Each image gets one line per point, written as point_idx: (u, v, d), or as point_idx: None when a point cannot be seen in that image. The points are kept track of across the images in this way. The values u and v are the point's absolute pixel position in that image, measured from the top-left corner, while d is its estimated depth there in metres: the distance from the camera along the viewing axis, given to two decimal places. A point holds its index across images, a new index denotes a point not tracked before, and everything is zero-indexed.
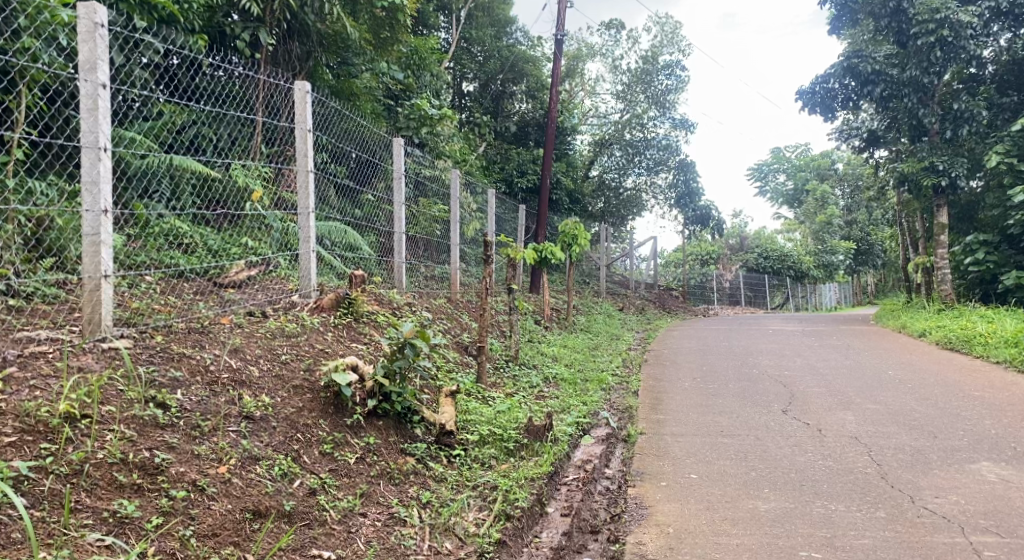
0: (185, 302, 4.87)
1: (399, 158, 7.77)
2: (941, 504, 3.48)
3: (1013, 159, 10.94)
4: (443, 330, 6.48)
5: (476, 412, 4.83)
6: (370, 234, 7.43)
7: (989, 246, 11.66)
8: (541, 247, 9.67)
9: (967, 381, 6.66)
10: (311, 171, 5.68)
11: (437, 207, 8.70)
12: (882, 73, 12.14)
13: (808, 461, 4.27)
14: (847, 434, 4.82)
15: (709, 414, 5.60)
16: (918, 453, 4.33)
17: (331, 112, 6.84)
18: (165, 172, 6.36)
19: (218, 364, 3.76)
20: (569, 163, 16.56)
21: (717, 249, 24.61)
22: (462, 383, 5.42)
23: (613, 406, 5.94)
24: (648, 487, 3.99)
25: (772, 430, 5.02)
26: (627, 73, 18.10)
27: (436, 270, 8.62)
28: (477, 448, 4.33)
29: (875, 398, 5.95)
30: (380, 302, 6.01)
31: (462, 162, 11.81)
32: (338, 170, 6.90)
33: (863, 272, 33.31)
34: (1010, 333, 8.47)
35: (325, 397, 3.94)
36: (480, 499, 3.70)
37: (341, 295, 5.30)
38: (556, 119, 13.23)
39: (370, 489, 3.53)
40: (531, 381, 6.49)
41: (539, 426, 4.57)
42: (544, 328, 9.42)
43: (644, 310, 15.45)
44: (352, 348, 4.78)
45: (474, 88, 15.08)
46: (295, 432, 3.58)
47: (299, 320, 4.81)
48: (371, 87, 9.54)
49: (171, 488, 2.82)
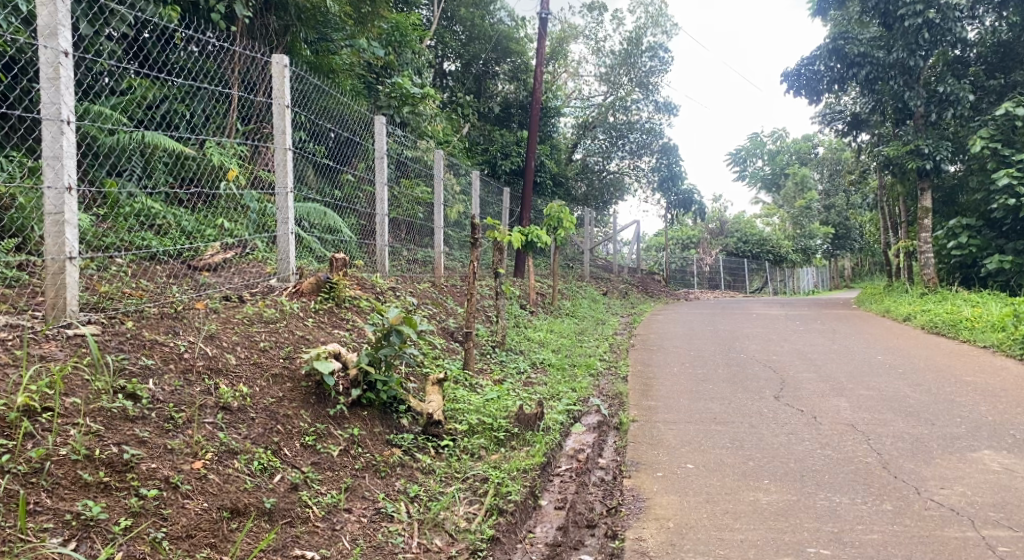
0: (157, 285, 4.65)
1: (381, 138, 7.55)
2: (947, 496, 3.38)
3: (998, 143, 10.91)
4: (428, 315, 6.30)
5: (463, 401, 4.67)
6: (351, 216, 7.22)
7: (972, 230, 11.66)
8: (526, 230, 9.49)
9: (957, 366, 6.61)
10: (291, 150, 5.45)
11: (420, 189, 8.48)
12: (868, 55, 12.02)
13: (806, 450, 4.16)
14: (843, 421, 4.73)
15: (700, 400, 5.48)
16: (917, 441, 4.24)
17: (310, 88, 6.61)
18: (136, 149, 6.09)
19: (193, 351, 3.55)
20: (552, 146, 16.37)
21: (697, 233, 24.57)
22: (449, 369, 5.26)
23: (603, 394, 5.81)
24: (644, 477, 3.85)
25: (766, 417, 4.92)
26: (611, 55, 17.87)
27: (420, 254, 8.43)
28: (466, 438, 4.18)
29: (867, 384, 5.87)
30: (363, 286, 5.81)
31: (445, 143, 11.58)
32: (317, 149, 6.67)
33: (841, 257, 33.53)
34: (995, 317, 8.44)
35: (306, 386, 3.76)
36: (471, 492, 3.55)
37: (322, 279, 5.08)
38: (539, 100, 12.99)
39: (355, 483, 3.37)
40: (518, 367, 6.35)
41: (529, 414, 4.43)
42: (529, 313, 9.27)
43: (627, 294, 15.38)
44: (335, 335, 4.58)
45: (456, 68, 14.80)
46: (275, 424, 3.41)
47: (278, 305, 4.61)
48: (351, 64, 9.28)
49: (141, 486, 2.63)
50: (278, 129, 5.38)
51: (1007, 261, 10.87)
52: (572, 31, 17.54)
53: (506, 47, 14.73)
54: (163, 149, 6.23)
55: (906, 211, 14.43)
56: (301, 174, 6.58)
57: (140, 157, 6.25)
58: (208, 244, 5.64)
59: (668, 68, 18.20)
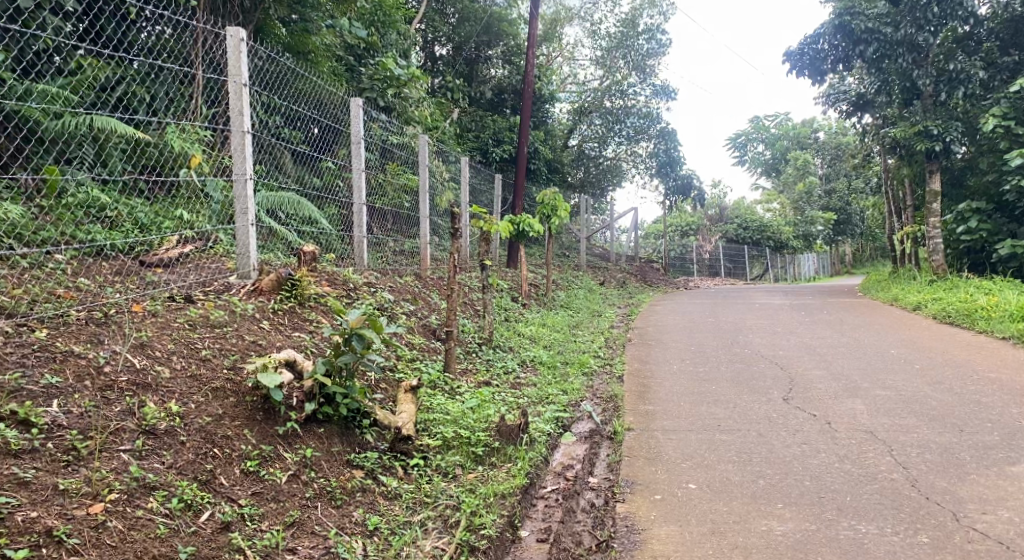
0: (97, 282, 4.20)
1: (357, 121, 6.93)
2: (992, 524, 2.92)
3: (1010, 122, 10.39)
4: (407, 313, 5.84)
5: (438, 411, 4.21)
6: (330, 207, 6.76)
7: (983, 214, 11.17)
8: (518, 220, 8.98)
9: (976, 360, 6.15)
10: (249, 133, 4.95)
11: (405, 176, 7.96)
12: (876, 32, 11.48)
13: (822, 464, 3.69)
14: (861, 429, 4.26)
15: (703, 403, 5.01)
16: (947, 452, 3.77)
17: (283, 71, 6.20)
18: (88, 134, 5.65)
19: (116, 363, 3.07)
20: (547, 132, 15.86)
21: (697, 220, 24.09)
22: (427, 374, 4.81)
23: (596, 397, 5.35)
24: (640, 502, 3.37)
25: (776, 423, 4.45)
26: (606, 37, 17.30)
27: (406, 245, 7.92)
28: (439, 455, 3.72)
29: (884, 383, 5.40)
30: (333, 282, 5.33)
31: (433, 129, 11.04)
32: (292, 135, 6.26)
33: (842, 242, 32.93)
34: (1015, 306, 7.97)
35: (252, 402, 3.27)
36: (441, 523, 3.10)
37: (283, 275, 4.59)
38: (532, 83, 12.42)
39: (303, 516, 2.90)
40: (506, 366, 5.90)
41: (512, 426, 3.96)
42: (521, 306, 8.80)
43: (624, 284, 14.88)
44: (293, 339, 4.06)
45: (447, 52, 14.25)
46: (211, 447, 2.93)
47: (229, 306, 4.10)
48: (329, 44, 8.73)
49: (8, 546, 2.22)
50: (236, 109, 4.88)
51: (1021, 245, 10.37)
52: (566, 13, 16.94)
53: (497, 29, 14.18)
54: (118, 135, 5.78)
55: (913, 195, 13.92)
56: (276, 161, 6.29)
57: (94, 143, 5.81)
58: (165, 238, 5.21)
59: (666, 50, 17.62)
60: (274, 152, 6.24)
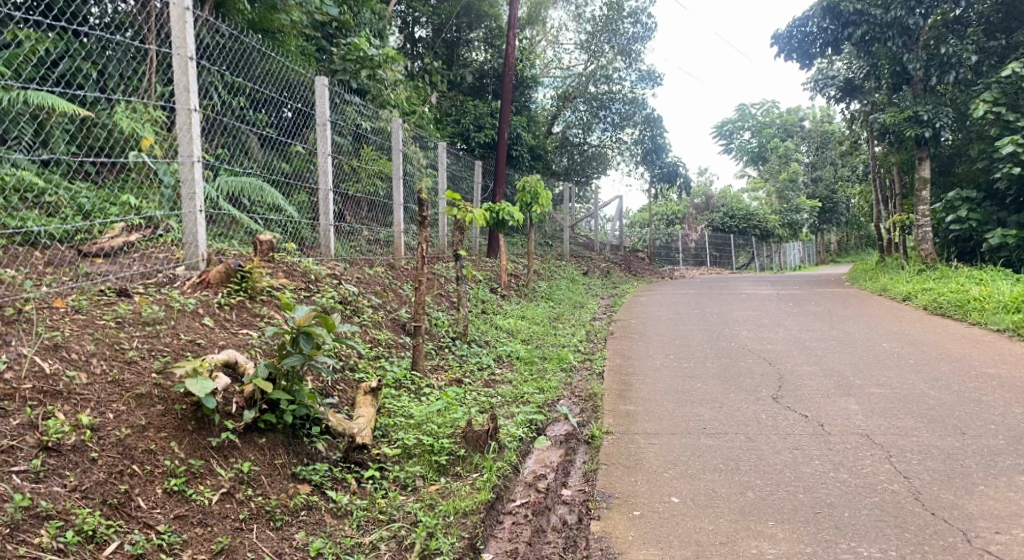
0: (23, 273, 3.81)
1: (324, 102, 6.50)
2: (1007, 547, 2.67)
3: (1002, 108, 10.10)
4: (374, 306, 5.49)
5: (402, 415, 3.88)
6: (298, 194, 6.36)
7: (972, 203, 10.95)
8: (496, 208, 8.60)
9: (972, 354, 5.88)
10: (197, 112, 4.56)
11: (379, 162, 7.57)
12: (864, 14, 11.10)
13: (816, 473, 3.40)
14: (855, 431, 3.96)
15: (687, 402, 4.71)
16: (950, 459, 3.48)
17: (247, 50, 5.86)
18: (27, 113, 5.29)
19: (21, 369, 2.75)
20: (530, 118, 15.49)
21: (683, 209, 23.82)
22: (391, 372, 4.48)
23: (574, 397, 5.04)
24: (618, 518, 3.06)
25: (766, 425, 4.16)
26: (591, 22, 16.71)
27: (381, 234, 7.54)
28: (398, 465, 3.39)
29: (878, 380, 5.12)
30: (292, 274, 4.96)
31: (411, 113, 10.65)
32: (258, 117, 5.92)
33: (828, 230, 32.72)
34: (1008, 297, 7.71)
35: (181, 410, 2.92)
36: (395, 546, 2.80)
37: (232, 267, 4.21)
38: (514, 67, 12.01)
39: (234, 542, 2.60)
40: (480, 363, 5.57)
41: (479, 432, 3.61)
42: (500, 297, 8.46)
43: (608, 273, 14.56)
44: (237, 337, 3.68)
45: (428, 34, 13.74)
46: (127, 464, 2.63)
47: (167, 301, 3.72)
48: (300, 22, 8.27)
49: None
50: (182, 86, 4.47)
51: (1010, 235, 10.16)
52: None
53: (478, 11, 13.76)
54: (61, 114, 5.41)
55: (901, 183, 13.70)
56: (243, 145, 5.88)
57: (35, 124, 5.44)
58: (109, 225, 4.83)
59: (651, 34, 17.24)
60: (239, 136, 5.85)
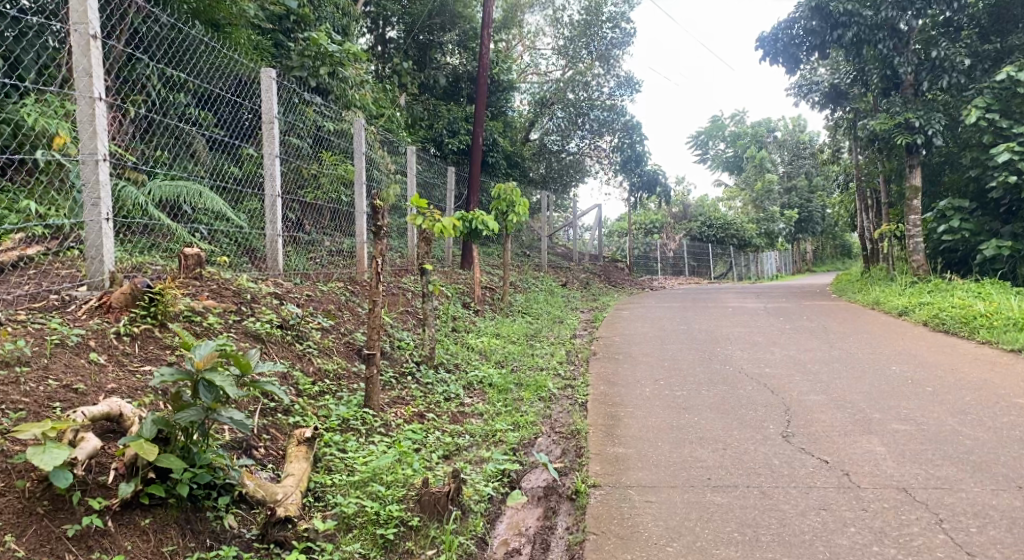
0: None
1: (271, 97, 5.46)
2: None
3: (996, 114, 9.60)
4: (324, 329, 4.76)
5: (344, 471, 3.15)
6: (251, 200, 5.42)
7: (964, 212, 10.43)
8: (469, 216, 7.87)
9: (995, 381, 5.26)
10: (102, 101, 3.77)
11: (345, 167, 6.80)
12: (854, 14, 10.43)
13: (854, 547, 2.76)
14: (890, 485, 3.31)
15: (685, 443, 4.03)
16: (1015, 526, 2.86)
17: (188, 40, 5.25)
18: None
19: None
20: (506, 123, 14.81)
21: (659, 218, 23.33)
22: (339, 412, 3.74)
23: (553, 434, 4.34)
24: None
25: (785, 474, 3.50)
26: (570, 26, 16.26)
27: (344, 244, 6.78)
28: (331, 542, 2.65)
29: (900, 413, 4.48)
30: (220, 295, 4.20)
31: (377, 115, 9.93)
32: (202, 116, 5.10)
33: (805, 238, 32.38)
34: (1018, 313, 7.15)
35: (27, 487, 2.23)
36: None
37: (139, 288, 3.44)
38: (487, 68, 11.25)
39: None
40: (446, 392, 4.85)
41: (437, 495, 2.89)
42: (473, 313, 7.75)
43: (587, 284, 13.92)
44: (134, 378, 2.93)
45: (398, 35, 12.97)
46: None
47: (45, 334, 2.96)
48: (248, 13, 7.45)
49: None
50: (83, 69, 3.69)
51: (1005, 246, 9.67)
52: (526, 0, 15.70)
53: (451, 11, 12.98)
54: None
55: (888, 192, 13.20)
56: (189, 148, 5.20)
57: None
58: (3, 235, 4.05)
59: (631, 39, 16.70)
60: (185, 138, 5.17)
